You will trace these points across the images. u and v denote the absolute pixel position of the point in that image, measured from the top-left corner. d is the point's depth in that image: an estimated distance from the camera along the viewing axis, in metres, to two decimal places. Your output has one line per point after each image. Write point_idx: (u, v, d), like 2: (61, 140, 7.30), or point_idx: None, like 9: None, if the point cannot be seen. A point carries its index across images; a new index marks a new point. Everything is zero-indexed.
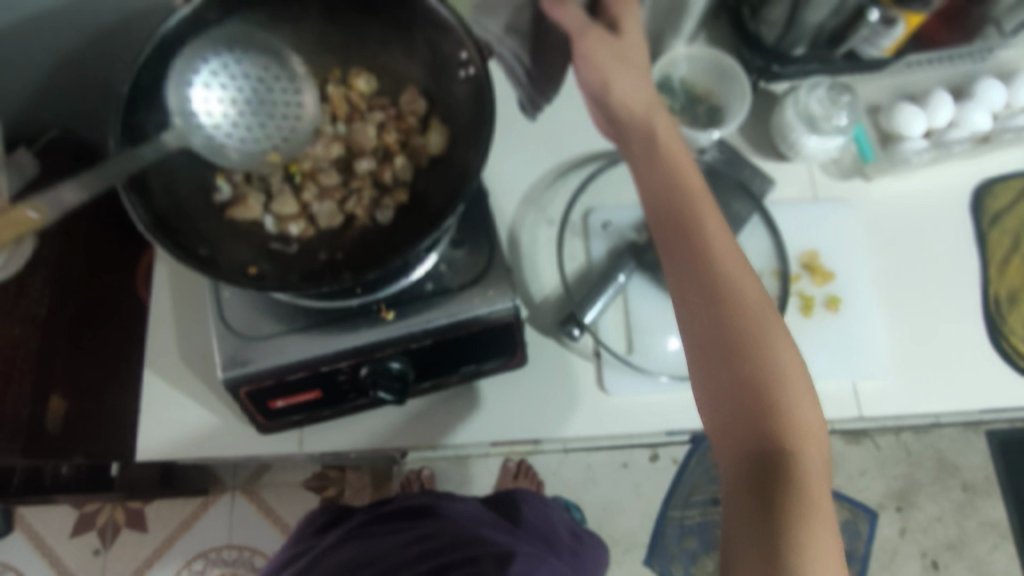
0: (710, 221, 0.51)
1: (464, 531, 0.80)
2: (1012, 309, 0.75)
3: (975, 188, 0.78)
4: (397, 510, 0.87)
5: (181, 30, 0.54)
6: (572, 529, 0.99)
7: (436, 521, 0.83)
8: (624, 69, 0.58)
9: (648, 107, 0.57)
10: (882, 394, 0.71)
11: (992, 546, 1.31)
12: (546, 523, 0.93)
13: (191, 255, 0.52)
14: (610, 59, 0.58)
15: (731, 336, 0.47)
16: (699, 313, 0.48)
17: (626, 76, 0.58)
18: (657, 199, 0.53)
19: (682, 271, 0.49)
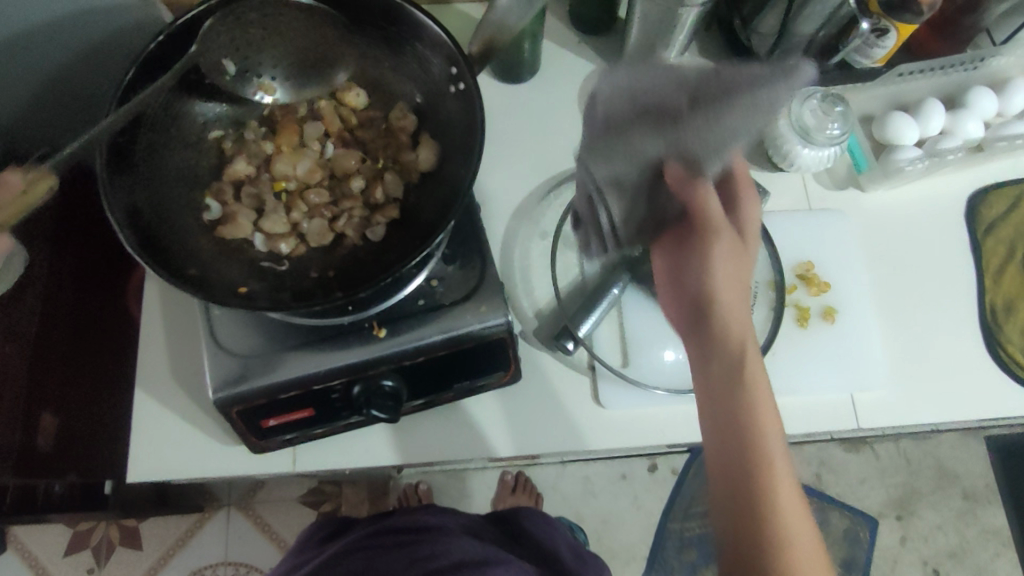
0: (760, 392, 0.52)
1: (464, 555, 0.78)
2: (1009, 318, 0.74)
3: (970, 197, 0.78)
4: (403, 525, 0.86)
5: (169, 48, 0.55)
6: (575, 548, 0.95)
7: (438, 541, 0.82)
8: (723, 233, 0.55)
9: (735, 280, 0.55)
10: (881, 405, 0.70)
11: (994, 553, 1.30)
12: (547, 550, 0.91)
13: (180, 275, 0.52)
14: (715, 218, 0.54)
15: (753, 515, 0.51)
16: (727, 480, 0.52)
17: (723, 245, 0.54)
18: (713, 362, 0.54)
19: (722, 443, 0.52)
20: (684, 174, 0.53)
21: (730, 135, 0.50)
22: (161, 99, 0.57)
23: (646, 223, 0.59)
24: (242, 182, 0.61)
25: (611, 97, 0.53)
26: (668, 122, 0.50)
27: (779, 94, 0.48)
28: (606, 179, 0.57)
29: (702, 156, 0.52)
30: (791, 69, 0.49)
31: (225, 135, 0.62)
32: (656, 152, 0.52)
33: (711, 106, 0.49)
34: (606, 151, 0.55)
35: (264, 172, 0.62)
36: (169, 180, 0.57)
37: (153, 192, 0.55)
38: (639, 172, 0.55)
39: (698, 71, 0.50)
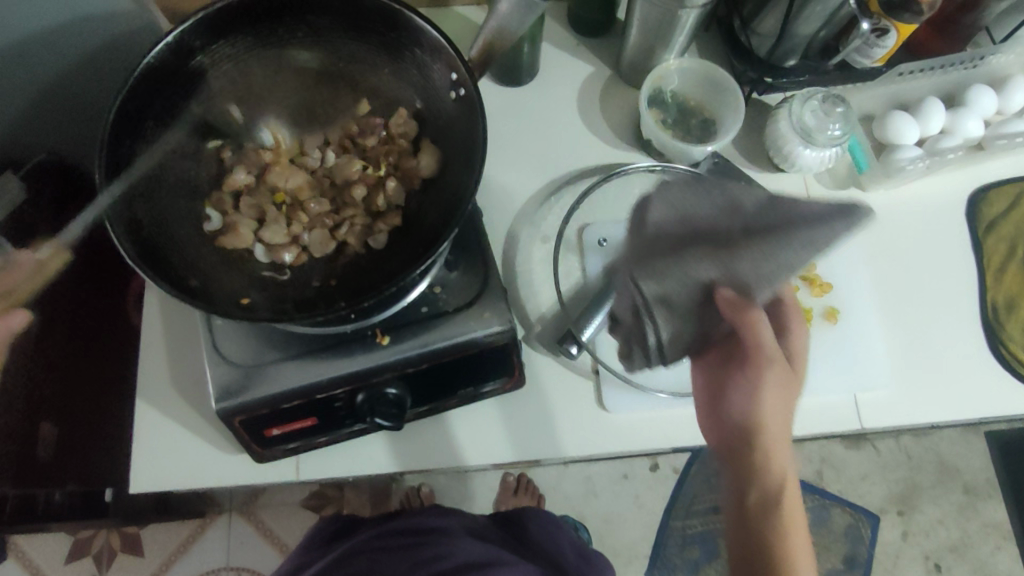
0: (794, 528, 0.57)
1: (467, 557, 0.78)
2: (1010, 316, 0.75)
3: (971, 196, 0.78)
4: (406, 528, 0.85)
5: (167, 57, 0.54)
6: (579, 549, 0.94)
7: (440, 545, 0.81)
8: (778, 366, 0.56)
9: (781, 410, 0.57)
10: (884, 405, 0.70)
11: (995, 547, 1.30)
12: (551, 553, 0.90)
13: (182, 287, 0.51)
14: (771, 354, 0.55)
15: None
16: None
17: (776, 378, 0.56)
18: (750, 490, 0.57)
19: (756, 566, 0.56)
20: (736, 298, 0.51)
21: (789, 269, 0.49)
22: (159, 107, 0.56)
23: (693, 337, 0.55)
24: (241, 192, 0.61)
25: (669, 216, 0.51)
26: (725, 251, 0.50)
27: (839, 229, 0.49)
28: (653, 300, 0.52)
29: (756, 284, 0.50)
30: (854, 211, 0.49)
31: (224, 145, 0.62)
32: (710, 276, 0.50)
33: (768, 237, 0.50)
34: (653, 270, 0.51)
35: (263, 182, 0.62)
36: (169, 190, 0.57)
37: (153, 205, 0.54)
38: (696, 291, 0.51)
39: (755, 201, 0.51)
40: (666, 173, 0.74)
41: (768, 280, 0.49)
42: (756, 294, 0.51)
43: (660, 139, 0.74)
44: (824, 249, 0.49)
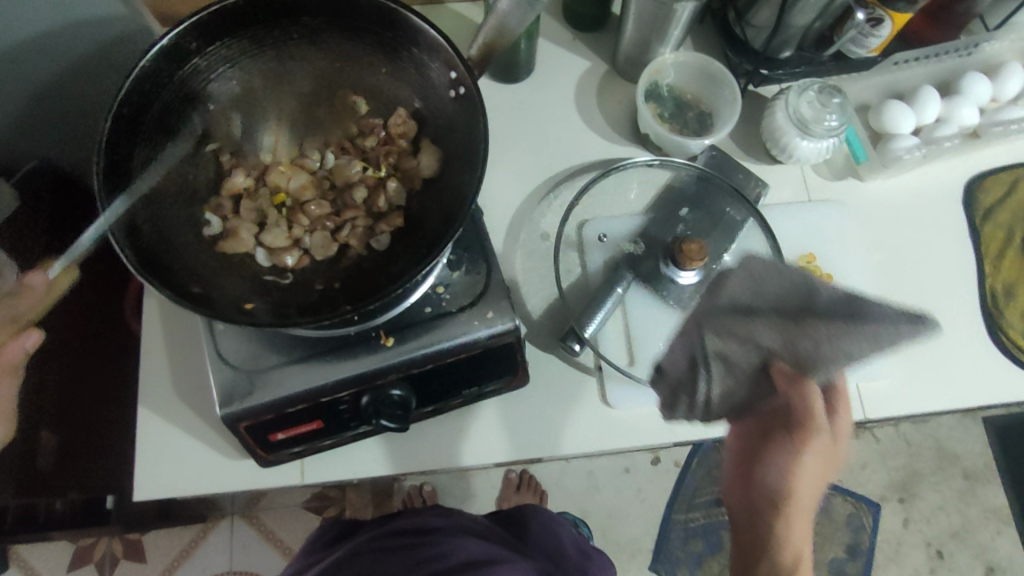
0: None
1: (468, 556, 0.78)
2: (1009, 302, 0.75)
3: (967, 184, 0.78)
4: (405, 527, 0.85)
5: (163, 62, 0.54)
6: (579, 546, 0.96)
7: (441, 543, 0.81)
8: (819, 441, 0.50)
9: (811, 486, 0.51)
10: (886, 394, 0.70)
11: (995, 532, 1.31)
12: (552, 547, 0.90)
13: (185, 294, 0.51)
14: (817, 431, 0.50)
15: None
16: None
17: (814, 455, 0.50)
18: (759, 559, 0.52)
19: None
20: (792, 373, 0.50)
21: (847, 357, 0.48)
22: (157, 112, 0.56)
23: (744, 400, 0.51)
24: (241, 195, 0.61)
25: (744, 288, 0.51)
26: (793, 326, 0.49)
27: (899, 333, 0.47)
28: (715, 356, 0.51)
29: (817, 364, 0.48)
30: (918, 322, 0.47)
31: (223, 148, 0.62)
32: (773, 346, 0.50)
33: (836, 325, 0.48)
34: (727, 330, 0.50)
35: (262, 185, 0.61)
36: (168, 196, 0.56)
37: (153, 211, 0.54)
38: (755, 363, 0.50)
39: (832, 292, 0.49)
40: (667, 168, 0.76)
41: (822, 366, 0.48)
42: (819, 369, 0.48)
43: (657, 133, 0.74)
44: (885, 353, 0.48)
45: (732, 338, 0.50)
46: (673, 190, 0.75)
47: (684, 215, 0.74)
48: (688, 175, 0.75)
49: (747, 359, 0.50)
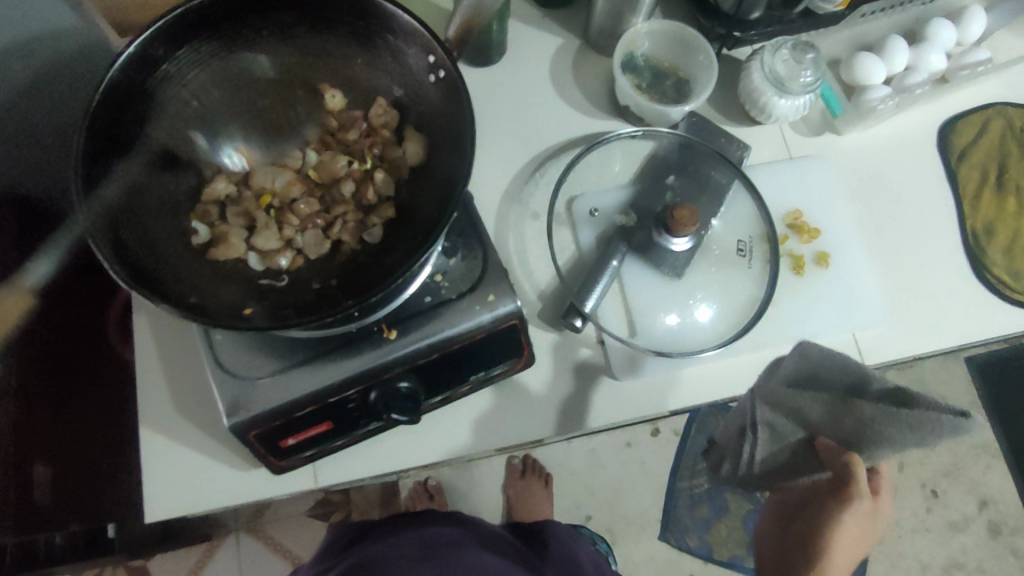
0: None
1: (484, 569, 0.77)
2: (991, 239, 0.77)
3: (940, 128, 0.80)
4: (424, 536, 0.82)
5: (133, 69, 0.52)
6: (596, 564, 0.97)
7: (463, 556, 0.79)
8: (853, 524, 0.60)
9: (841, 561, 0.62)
10: (882, 339, 0.72)
11: (985, 467, 1.35)
12: (572, 565, 0.91)
13: (181, 305, 0.50)
14: (851, 520, 0.60)
15: None
16: None
17: (847, 536, 0.61)
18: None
19: None
20: (835, 449, 0.61)
21: (891, 442, 0.57)
22: (130, 121, 0.54)
23: (783, 466, 0.63)
24: (225, 202, 0.59)
25: (794, 369, 0.62)
26: (839, 405, 0.60)
27: (944, 424, 0.54)
28: (763, 423, 0.63)
29: (863, 441, 0.58)
30: (961, 421, 0.53)
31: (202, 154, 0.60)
32: (819, 423, 0.61)
33: (882, 412, 0.57)
34: (777, 404, 0.62)
35: (245, 188, 0.60)
36: (151, 206, 0.55)
37: (137, 223, 0.52)
38: (798, 434, 0.62)
39: (881, 386, 0.58)
40: (649, 137, 0.76)
41: (868, 446, 0.58)
42: (865, 448, 0.59)
43: (637, 103, 0.74)
44: (924, 443, 0.55)
45: (791, 417, 0.62)
46: (656, 159, 0.76)
47: (671, 182, 0.74)
48: (670, 142, 0.75)
49: (791, 431, 0.62)
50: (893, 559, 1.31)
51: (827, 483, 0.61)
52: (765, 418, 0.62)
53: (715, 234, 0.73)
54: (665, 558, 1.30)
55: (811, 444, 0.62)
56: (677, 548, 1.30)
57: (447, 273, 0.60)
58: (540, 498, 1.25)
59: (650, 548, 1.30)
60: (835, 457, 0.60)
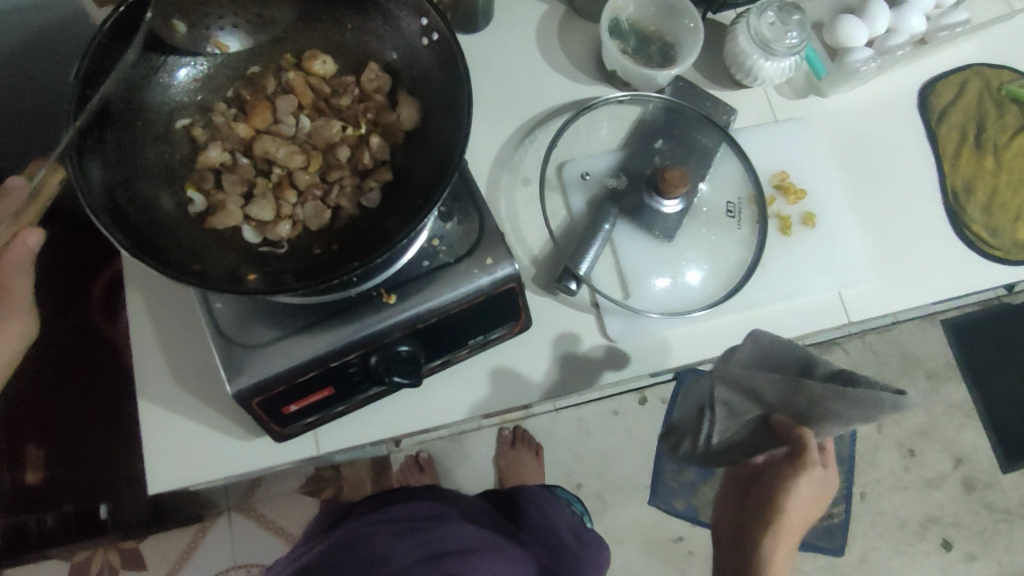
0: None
1: (467, 538, 0.78)
2: (969, 198, 0.79)
3: (920, 89, 0.82)
4: (404, 513, 0.80)
5: (118, 35, 0.51)
6: (574, 530, 0.98)
7: (445, 531, 0.78)
8: (806, 488, 0.69)
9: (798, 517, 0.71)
10: (865, 296, 0.74)
11: (959, 425, 1.40)
12: (550, 535, 0.93)
13: (184, 271, 0.49)
14: (806, 488, 0.69)
15: None
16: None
17: (801, 497, 0.69)
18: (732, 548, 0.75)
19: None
20: (790, 425, 0.65)
21: (838, 416, 0.62)
22: (122, 91, 0.53)
23: (741, 442, 0.68)
24: (220, 170, 0.58)
25: (748, 352, 0.65)
26: (791, 383, 0.63)
27: (883, 401, 0.58)
28: (720, 402, 0.67)
29: (814, 416, 0.63)
30: (898, 398, 0.58)
31: (194, 122, 0.59)
32: (772, 402, 0.65)
33: (830, 390, 0.61)
34: (735, 384, 0.65)
35: (241, 157, 0.59)
36: (146, 175, 0.54)
37: (134, 193, 0.52)
38: (753, 411, 0.67)
39: (825, 368, 0.63)
40: (636, 102, 0.76)
41: (821, 421, 0.64)
42: (816, 421, 0.64)
43: (624, 68, 0.75)
44: (867, 418, 0.61)
45: (750, 396, 0.66)
46: (644, 124, 0.76)
47: (659, 147, 0.75)
48: (656, 106, 0.76)
49: (746, 409, 0.67)
50: (873, 516, 1.36)
51: (782, 456, 0.68)
52: (722, 399, 0.67)
53: (704, 197, 0.74)
54: (651, 522, 1.32)
55: (768, 421, 0.67)
56: (664, 512, 1.32)
57: (445, 236, 0.60)
58: (529, 467, 1.26)
59: (638, 513, 1.32)
60: (789, 431, 0.65)
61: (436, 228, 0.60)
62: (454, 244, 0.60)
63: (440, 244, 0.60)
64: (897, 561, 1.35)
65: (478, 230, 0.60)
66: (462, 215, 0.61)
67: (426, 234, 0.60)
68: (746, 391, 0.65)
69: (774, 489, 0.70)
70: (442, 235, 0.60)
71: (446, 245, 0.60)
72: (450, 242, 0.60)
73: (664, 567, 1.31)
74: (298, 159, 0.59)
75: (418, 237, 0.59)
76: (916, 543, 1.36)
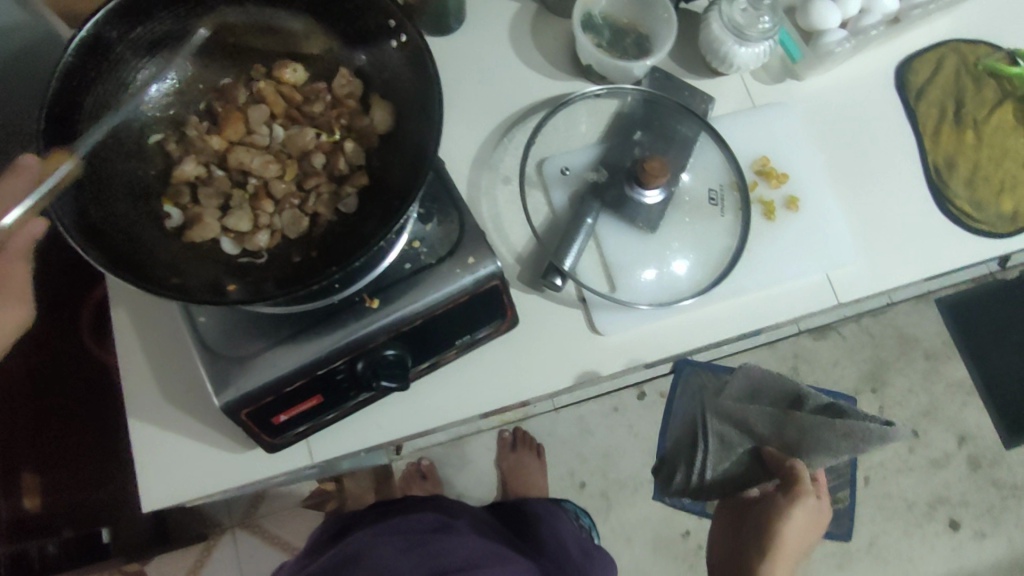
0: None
1: (473, 552, 0.77)
2: (952, 173, 0.79)
3: (896, 67, 0.82)
4: (407, 525, 0.80)
5: (85, 54, 0.50)
6: (582, 546, 0.98)
7: (450, 545, 0.77)
8: (800, 511, 0.88)
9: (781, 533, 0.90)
10: (853, 277, 0.74)
11: (961, 404, 1.39)
12: (555, 544, 0.93)
13: (162, 285, 0.49)
14: (801, 515, 0.88)
15: None
16: None
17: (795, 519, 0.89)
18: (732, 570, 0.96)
19: None
20: (778, 456, 0.86)
21: (826, 445, 0.83)
22: (92, 108, 0.53)
23: (735, 473, 0.86)
24: (195, 183, 0.58)
25: (741, 384, 0.91)
26: (781, 417, 0.85)
27: (872, 432, 0.79)
28: (714, 434, 0.87)
29: (803, 448, 0.85)
30: (885, 431, 0.78)
31: (166, 137, 0.59)
32: (766, 434, 0.85)
33: (818, 421, 0.83)
34: (727, 416, 0.87)
35: (216, 169, 0.59)
36: (120, 192, 0.54)
37: (109, 210, 0.52)
38: (745, 445, 0.86)
39: (815, 403, 0.86)
40: (613, 95, 0.76)
41: (806, 450, 0.86)
42: (805, 453, 0.85)
43: (600, 62, 0.74)
44: (855, 449, 0.81)
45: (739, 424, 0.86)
46: (623, 117, 0.76)
47: (638, 138, 0.75)
48: (634, 98, 0.76)
49: (743, 444, 0.86)
50: (880, 499, 1.36)
51: (776, 487, 0.89)
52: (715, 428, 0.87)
53: (686, 186, 0.74)
54: (658, 517, 1.32)
55: (761, 456, 0.87)
56: (670, 505, 1.31)
57: (426, 237, 0.60)
58: (532, 469, 1.27)
59: (644, 509, 1.32)
60: (776, 458, 0.86)
61: (416, 229, 0.60)
62: (435, 244, 0.60)
63: (421, 246, 0.60)
64: (906, 543, 1.34)
65: (460, 230, 0.60)
66: (443, 216, 0.61)
67: (406, 235, 0.59)
68: (744, 427, 0.86)
69: (767, 510, 0.92)
70: (424, 235, 0.60)
71: (430, 245, 0.60)
72: (431, 243, 0.60)
73: (673, 562, 1.31)
74: (272, 167, 0.59)
75: (399, 238, 0.59)
76: (925, 524, 1.35)
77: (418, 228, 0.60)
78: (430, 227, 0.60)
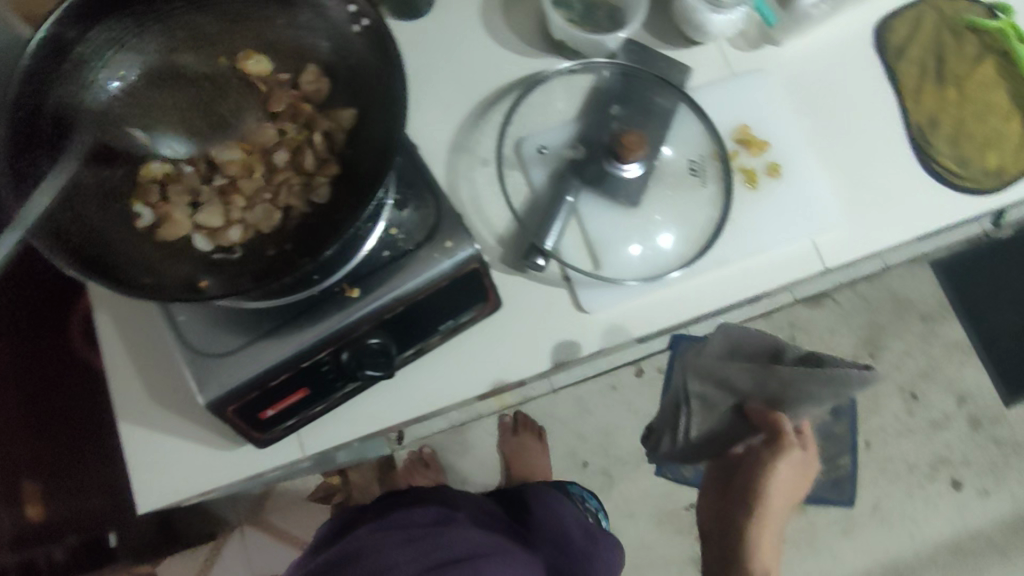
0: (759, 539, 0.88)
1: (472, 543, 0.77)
2: (936, 131, 0.78)
3: (874, 25, 0.80)
4: (408, 518, 0.79)
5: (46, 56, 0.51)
6: (584, 527, 0.98)
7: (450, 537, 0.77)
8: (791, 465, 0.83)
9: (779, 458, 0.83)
10: (838, 241, 0.74)
11: (959, 363, 1.39)
12: (553, 529, 0.94)
13: (133, 286, 0.49)
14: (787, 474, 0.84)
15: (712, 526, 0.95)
16: (704, 527, 0.99)
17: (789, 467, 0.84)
18: (737, 515, 0.90)
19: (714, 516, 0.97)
20: (761, 410, 0.81)
21: (809, 393, 0.77)
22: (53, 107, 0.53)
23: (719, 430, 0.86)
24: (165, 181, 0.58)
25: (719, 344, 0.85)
26: (762, 372, 0.79)
27: (852, 376, 0.72)
28: (697, 395, 0.85)
29: (783, 398, 0.79)
30: (866, 374, 0.72)
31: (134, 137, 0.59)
32: (746, 389, 0.80)
33: (797, 372, 0.76)
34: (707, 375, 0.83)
35: (184, 166, 0.58)
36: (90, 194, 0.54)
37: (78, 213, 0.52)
38: (729, 402, 0.83)
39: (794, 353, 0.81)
40: (588, 71, 0.75)
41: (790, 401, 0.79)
42: (785, 405, 0.79)
43: (572, 36, 0.73)
44: (837, 393, 0.76)
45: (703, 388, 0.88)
46: (600, 91, 0.75)
47: (616, 112, 0.74)
48: (610, 72, 0.75)
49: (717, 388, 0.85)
50: (882, 463, 1.36)
51: (761, 442, 0.83)
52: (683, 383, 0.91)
53: (667, 160, 0.74)
54: (660, 492, 1.32)
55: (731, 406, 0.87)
56: (673, 481, 1.31)
57: (405, 224, 0.59)
58: (532, 450, 1.27)
59: (646, 485, 1.32)
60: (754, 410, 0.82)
61: (395, 219, 0.59)
62: (414, 229, 0.59)
63: (400, 235, 0.59)
64: (910, 505, 1.35)
65: (436, 216, 0.59)
66: (422, 202, 0.60)
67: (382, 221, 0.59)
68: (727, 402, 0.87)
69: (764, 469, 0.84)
70: (403, 223, 0.59)
71: (408, 230, 0.59)
72: (409, 228, 0.59)
73: (677, 534, 1.31)
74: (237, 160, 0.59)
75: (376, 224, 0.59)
76: (926, 486, 1.35)
77: (397, 218, 0.59)
78: (408, 213, 0.60)
